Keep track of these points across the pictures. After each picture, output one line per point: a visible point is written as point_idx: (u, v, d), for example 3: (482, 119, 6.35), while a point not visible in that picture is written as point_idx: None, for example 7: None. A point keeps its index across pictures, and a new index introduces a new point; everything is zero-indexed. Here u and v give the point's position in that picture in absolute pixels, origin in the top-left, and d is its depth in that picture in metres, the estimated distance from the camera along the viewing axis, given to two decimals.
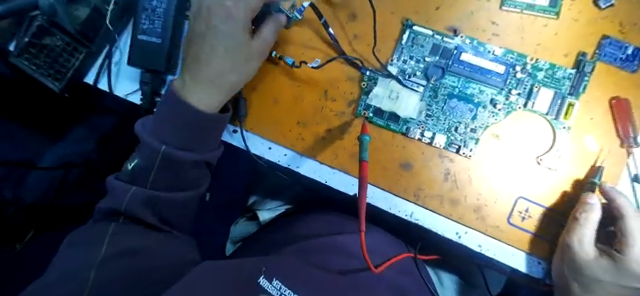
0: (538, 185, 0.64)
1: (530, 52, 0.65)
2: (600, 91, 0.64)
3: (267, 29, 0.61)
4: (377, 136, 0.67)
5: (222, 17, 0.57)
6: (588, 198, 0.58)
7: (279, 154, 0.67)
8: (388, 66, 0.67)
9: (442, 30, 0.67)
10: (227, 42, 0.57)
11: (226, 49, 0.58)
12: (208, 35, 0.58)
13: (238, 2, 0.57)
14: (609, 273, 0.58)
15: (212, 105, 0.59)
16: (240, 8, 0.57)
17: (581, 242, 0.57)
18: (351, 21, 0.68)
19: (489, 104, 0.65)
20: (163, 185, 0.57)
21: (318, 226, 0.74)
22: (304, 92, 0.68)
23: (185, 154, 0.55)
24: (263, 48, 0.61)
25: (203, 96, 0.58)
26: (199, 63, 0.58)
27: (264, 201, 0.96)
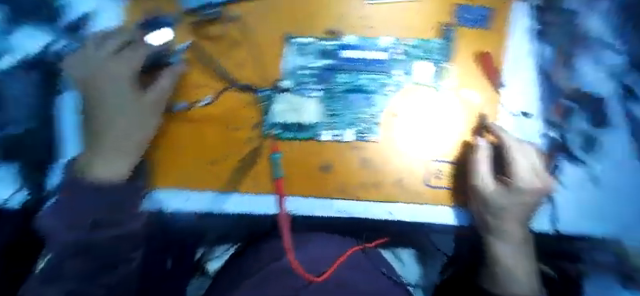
0: (442, 145, 0.71)
1: (403, 33, 0.70)
2: (470, 50, 0.71)
3: (164, 79, 0.63)
4: (290, 150, 0.68)
5: (113, 83, 0.62)
6: (475, 141, 0.69)
7: (201, 199, 0.67)
8: (281, 81, 0.67)
9: (321, 33, 0.68)
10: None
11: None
12: (102, 103, 0.59)
13: (124, 66, 0.61)
14: (510, 197, 0.66)
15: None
16: (125, 70, 0.60)
17: (481, 178, 0.66)
18: (232, 49, 0.67)
19: (382, 89, 0.69)
20: (87, 268, 0.54)
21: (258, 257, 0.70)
22: (205, 131, 0.65)
23: (102, 231, 0.53)
24: (160, 99, 0.62)
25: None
26: (103, 127, 0.63)
27: (213, 249, 0.81)
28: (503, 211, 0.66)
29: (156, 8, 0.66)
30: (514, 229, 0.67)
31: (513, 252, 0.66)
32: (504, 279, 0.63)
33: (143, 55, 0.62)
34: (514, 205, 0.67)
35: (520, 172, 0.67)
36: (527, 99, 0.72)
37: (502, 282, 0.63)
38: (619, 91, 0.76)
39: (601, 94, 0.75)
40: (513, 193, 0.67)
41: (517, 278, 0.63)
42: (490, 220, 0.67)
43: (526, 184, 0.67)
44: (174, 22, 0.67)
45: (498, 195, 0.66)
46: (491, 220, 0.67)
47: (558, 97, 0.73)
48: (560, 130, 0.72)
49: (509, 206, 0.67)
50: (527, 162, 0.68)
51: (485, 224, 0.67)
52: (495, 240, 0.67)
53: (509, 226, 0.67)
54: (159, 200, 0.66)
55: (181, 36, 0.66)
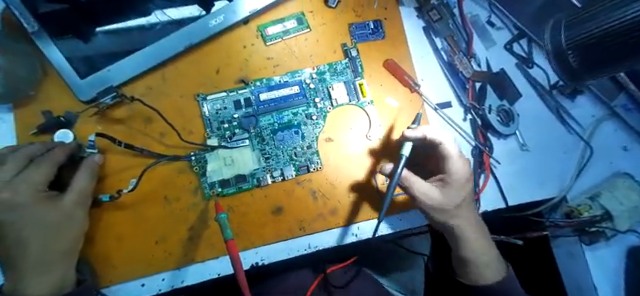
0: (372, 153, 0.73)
1: (309, 63, 0.74)
2: (374, 63, 0.76)
3: (78, 177, 0.57)
4: (236, 204, 0.67)
5: (11, 206, 0.51)
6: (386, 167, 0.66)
7: (157, 282, 0.62)
8: (207, 140, 0.68)
9: (233, 85, 0.71)
10: (33, 223, 0.52)
11: (34, 231, 0.52)
12: (6, 230, 0.51)
13: (21, 186, 0.51)
14: (458, 192, 0.65)
15: (63, 287, 0.53)
16: (25, 190, 0.52)
17: (424, 191, 0.63)
18: (149, 123, 0.68)
19: (307, 120, 0.72)
20: None
21: None
22: (146, 211, 0.64)
23: None
24: (80, 201, 0.56)
25: (42, 286, 0.51)
26: (16, 255, 0.51)
27: None
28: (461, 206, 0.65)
29: (61, 107, 0.66)
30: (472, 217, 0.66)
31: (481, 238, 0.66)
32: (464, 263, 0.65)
33: (43, 163, 0.54)
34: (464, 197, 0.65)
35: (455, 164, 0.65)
36: (441, 91, 0.77)
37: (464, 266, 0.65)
38: (518, 60, 0.80)
39: (502, 68, 0.79)
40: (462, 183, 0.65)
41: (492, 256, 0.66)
42: (452, 221, 0.65)
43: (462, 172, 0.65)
44: (79, 116, 0.65)
45: (451, 195, 0.64)
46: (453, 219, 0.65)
47: (465, 84, 0.76)
48: (478, 113, 0.75)
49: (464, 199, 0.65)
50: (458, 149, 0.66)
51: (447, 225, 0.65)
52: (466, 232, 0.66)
53: (467, 216, 0.66)
54: None
55: (91, 126, 0.66)
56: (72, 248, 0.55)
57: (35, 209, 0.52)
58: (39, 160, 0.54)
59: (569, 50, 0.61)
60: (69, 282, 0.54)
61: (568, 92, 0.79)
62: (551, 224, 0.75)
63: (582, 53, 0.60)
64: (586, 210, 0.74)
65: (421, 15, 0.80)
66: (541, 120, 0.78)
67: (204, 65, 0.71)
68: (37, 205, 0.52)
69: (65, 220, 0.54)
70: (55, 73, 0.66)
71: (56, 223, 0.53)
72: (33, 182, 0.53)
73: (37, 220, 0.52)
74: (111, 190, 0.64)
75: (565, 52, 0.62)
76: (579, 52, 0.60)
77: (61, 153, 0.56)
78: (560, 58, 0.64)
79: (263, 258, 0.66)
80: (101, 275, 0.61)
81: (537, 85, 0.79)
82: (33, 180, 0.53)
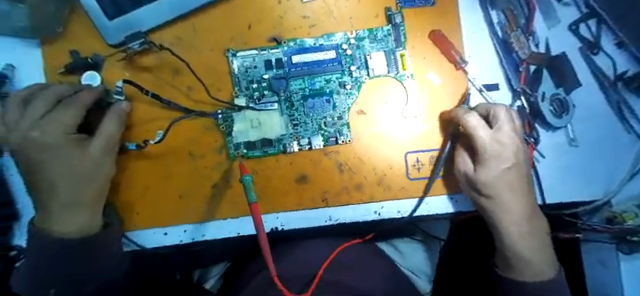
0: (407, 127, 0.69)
1: (348, 26, 0.69)
2: (419, 32, 0.70)
3: (106, 122, 0.56)
4: (260, 167, 0.66)
5: (40, 147, 0.51)
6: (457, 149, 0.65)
7: (178, 233, 0.63)
8: (235, 99, 0.66)
9: (266, 44, 0.67)
10: (62, 165, 0.52)
11: (63, 172, 0.52)
12: (38, 170, 0.52)
13: (50, 127, 0.51)
14: (490, 174, 0.58)
15: (92, 228, 0.55)
16: (55, 131, 0.51)
17: (464, 163, 0.63)
18: (176, 76, 0.65)
19: (340, 88, 0.68)
20: None
21: (254, 263, 0.69)
22: (171, 165, 0.64)
23: None
24: (107, 146, 0.55)
25: (72, 226, 0.53)
26: (46, 194, 0.52)
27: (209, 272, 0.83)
28: (493, 188, 0.58)
29: (89, 49, 0.64)
30: (514, 203, 0.59)
31: (521, 229, 0.58)
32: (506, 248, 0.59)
33: (71, 105, 0.53)
34: (500, 179, 0.58)
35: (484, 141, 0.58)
36: (489, 71, 0.70)
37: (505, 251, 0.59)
38: (583, 44, 0.71)
39: (563, 52, 0.71)
40: (496, 163, 0.58)
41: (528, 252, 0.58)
42: (484, 202, 0.60)
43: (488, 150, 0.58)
44: (106, 59, 0.64)
45: (479, 175, 0.59)
46: (483, 201, 0.60)
47: (519, 66, 0.69)
48: (528, 99, 0.68)
49: (499, 182, 0.58)
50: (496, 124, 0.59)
51: (481, 206, 0.61)
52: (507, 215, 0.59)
53: (507, 202, 0.59)
54: (135, 242, 0.63)
55: (117, 72, 0.64)
56: (100, 192, 0.55)
57: (64, 151, 0.52)
58: (66, 103, 0.53)
59: None
60: (97, 224, 0.55)
61: (634, 87, 0.69)
62: (588, 227, 0.69)
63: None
64: (631, 218, 0.67)
65: None
66: (597, 115, 0.70)
67: (237, 20, 0.67)
68: (69, 149, 0.52)
69: (97, 168, 0.54)
70: (84, 14, 0.64)
71: (88, 170, 0.53)
72: (63, 124, 0.52)
73: (66, 163, 0.52)
74: (137, 140, 0.64)
75: None
76: None
77: (88, 96, 0.55)
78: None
79: (282, 224, 0.66)
80: (127, 219, 0.63)
81: (600, 75, 0.71)
82: (62, 123, 0.52)
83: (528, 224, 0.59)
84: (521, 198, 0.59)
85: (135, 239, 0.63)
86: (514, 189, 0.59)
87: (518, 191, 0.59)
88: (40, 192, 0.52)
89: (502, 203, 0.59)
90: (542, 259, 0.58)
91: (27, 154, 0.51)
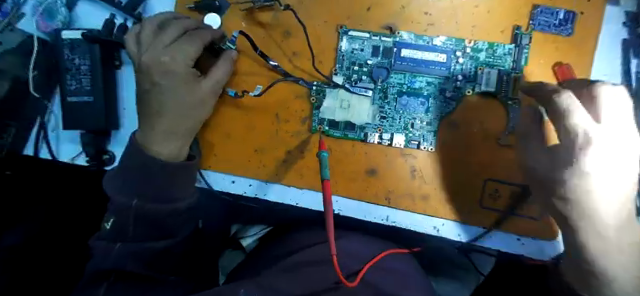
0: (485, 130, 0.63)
1: (468, 34, 0.65)
2: (542, 59, 0.64)
3: (218, 67, 0.60)
4: (336, 148, 0.66)
5: (163, 72, 0.56)
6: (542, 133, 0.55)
7: (244, 185, 0.66)
8: (333, 76, 0.66)
9: (379, 30, 0.66)
10: (174, 93, 0.57)
11: (173, 99, 0.57)
12: (154, 90, 0.57)
13: (177, 54, 0.55)
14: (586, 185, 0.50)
15: (177, 156, 0.59)
16: (179, 60, 0.56)
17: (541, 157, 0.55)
18: (285, 39, 0.67)
19: (439, 95, 0.65)
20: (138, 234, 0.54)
21: (300, 235, 0.70)
22: (256, 120, 0.66)
23: (152, 204, 0.54)
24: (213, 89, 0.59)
25: (165, 148, 0.58)
26: (153, 113, 0.57)
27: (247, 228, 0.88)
28: (584, 190, 0.50)
29: None
30: (607, 208, 0.50)
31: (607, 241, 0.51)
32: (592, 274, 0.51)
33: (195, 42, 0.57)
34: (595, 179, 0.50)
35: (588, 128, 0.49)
36: None
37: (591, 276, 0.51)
38: None
39: None
40: (593, 162, 0.49)
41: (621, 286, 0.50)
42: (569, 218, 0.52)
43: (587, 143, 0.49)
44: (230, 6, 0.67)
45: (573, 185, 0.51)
46: (560, 206, 0.53)
47: None
48: None
49: (598, 179, 0.50)
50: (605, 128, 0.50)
51: (559, 213, 0.54)
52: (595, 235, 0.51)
53: (595, 204, 0.50)
54: (206, 180, 0.67)
55: (235, 20, 0.67)
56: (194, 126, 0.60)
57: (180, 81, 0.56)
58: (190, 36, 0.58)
59: None
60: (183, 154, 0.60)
61: None
62: None
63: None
64: None
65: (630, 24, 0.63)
66: None
67: None
68: (184, 81, 0.57)
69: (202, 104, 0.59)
70: None
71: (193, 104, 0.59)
72: (185, 55, 0.56)
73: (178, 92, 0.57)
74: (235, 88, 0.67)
75: None
76: None
77: (208, 36, 0.59)
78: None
79: (339, 208, 0.66)
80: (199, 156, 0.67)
81: None
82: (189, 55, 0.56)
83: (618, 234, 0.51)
84: (615, 200, 0.51)
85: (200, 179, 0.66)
86: (610, 193, 0.50)
87: (614, 190, 0.51)
88: (147, 109, 0.58)
89: (594, 209, 0.51)
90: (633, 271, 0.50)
91: (151, 73, 0.56)
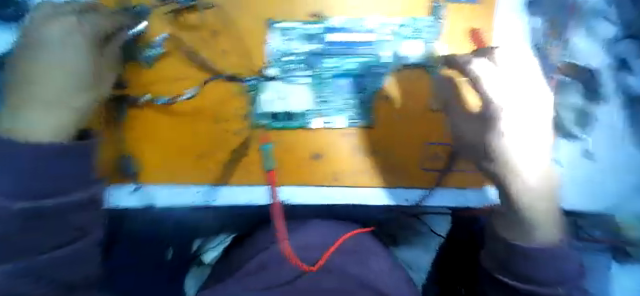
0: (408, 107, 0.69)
1: (393, 11, 0.66)
2: (463, 26, 0.67)
3: (110, 48, 0.55)
4: (279, 139, 0.67)
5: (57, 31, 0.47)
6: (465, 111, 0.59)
7: (191, 194, 0.65)
8: (267, 69, 0.65)
9: (307, 16, 0.65)
10: (61, 60, 0.46)
11: (59, 66, 0.46)
12: (35, 55, 0.46)
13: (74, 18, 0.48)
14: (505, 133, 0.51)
15: (60, 134, 0.45)
16: (79, 23, 0.48)
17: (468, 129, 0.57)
18: (211, 37, 0.64)
19: (372, 73, 0.67)
20: None
21: (261, 235, 0.69)
22: (193, 125, 0.64)
23: None
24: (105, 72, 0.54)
25: (44, 125, 0.44)
26: (26, 83, 0.46)
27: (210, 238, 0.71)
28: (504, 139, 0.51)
29: None
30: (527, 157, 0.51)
31: (529, 190, 0.50)
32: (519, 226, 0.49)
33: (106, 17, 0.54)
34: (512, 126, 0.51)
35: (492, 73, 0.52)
36: None
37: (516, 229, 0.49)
38: (617, 62, 0.70)
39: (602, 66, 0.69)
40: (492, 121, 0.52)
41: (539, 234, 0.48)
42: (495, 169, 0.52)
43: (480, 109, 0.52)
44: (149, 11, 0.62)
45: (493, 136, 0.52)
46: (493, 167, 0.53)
47: (553, 74, 0.68)
48: (555, 106, 0.68)
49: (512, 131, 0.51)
50: None
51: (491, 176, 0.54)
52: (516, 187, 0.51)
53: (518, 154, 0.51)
54: (148, 194, 0.64)
55: (157, 24, 0.62)
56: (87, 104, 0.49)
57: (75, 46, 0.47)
58: (112, 42, 0.55)
59: None
60: (65, 134, 0.45)
61: None
62: (589, 236, 0.71)
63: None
64: (632, 229, 0.71)
65: None
66: (618, 134, 0.70)
67: None
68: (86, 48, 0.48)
69: (90, 106, 0.50)
70: None
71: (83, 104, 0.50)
72: (91, 24, 0.50)
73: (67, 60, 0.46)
74: (167, 94, 0.64)
75: None
76: None
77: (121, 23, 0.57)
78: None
79: (294, 197, 0.68)
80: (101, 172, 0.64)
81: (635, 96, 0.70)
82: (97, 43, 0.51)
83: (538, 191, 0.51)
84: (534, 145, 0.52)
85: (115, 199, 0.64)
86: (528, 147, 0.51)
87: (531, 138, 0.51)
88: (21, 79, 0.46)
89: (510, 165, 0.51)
90: (546, 227, 0.49)
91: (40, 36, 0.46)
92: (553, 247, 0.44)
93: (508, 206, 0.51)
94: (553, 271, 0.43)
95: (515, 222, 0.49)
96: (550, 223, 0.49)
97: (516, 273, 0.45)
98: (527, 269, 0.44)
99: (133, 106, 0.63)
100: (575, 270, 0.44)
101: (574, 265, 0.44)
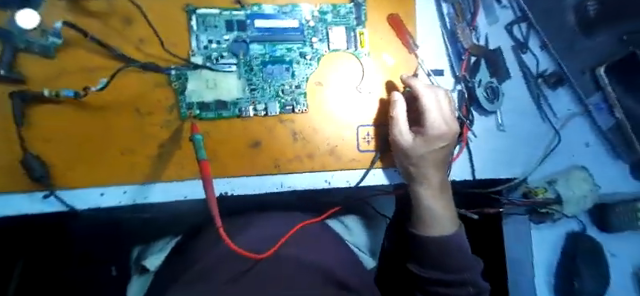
0: (352, 104, 0.72)
1: (312, 0, 0.70)
2: (381, 13, 0.73)
3: None
4: (212, 130, 0.64)
5: None
6: (393, 97, 0.68)
7: (117, 194, 0.58)
8: (191, 57, 0.63)
9: (228, 4, 0.66)
10: None
11: None
12: None
13: None
14: (426, 147, 0.64)
15: None
16: None
17: (400, 133, 0.66)
18: (128, 26, 0.61)
19: (300, 58, 0.69)
20: None
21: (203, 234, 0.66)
22: (114, 118, 0.59)
23: None
24: None
25: None
26: None
27: (149, 248, 0.71)
28: (423, 161, 0.65)
29: None
30: (438, 173, 0.66)
31: (436, 197, 0.66)
32: (428, 220, 0.64)
33: None
34: (431, 150, 0.65)
35: (424, 98, 0.66)
36: (437, 59, 0.77)
37: (425, 222, 0.65)
38: (514, 43, 0.81)
39: (499, 47, 0.80)
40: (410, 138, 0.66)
41: (446, 229, 0.64)
42: (414, 172, 0.66)
43: (403, 134, 0.66)
44: None
45: (415, 147, 0.65)
46: (413, 170, 0.66)
47: (462, 55, 0.76)
48: (467, 85, 0.76)
49: (426, 149, 0.64)
50: (440, 113, 0.66)
51: (409, 177, 0.67)
52: (424, 188, 0.66)
53: (432, 171, 0.66)
54: (63, 200, 0.56)
55: (60, 13, 0.58)
56: None
57: None
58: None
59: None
60: None
61: (552, 82, 0.82)
62: (508, 201, 0.81)
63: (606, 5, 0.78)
64: (542, 192, 0.80)
65: None
66: (520, 107, 0.81)
67: None
68: None
69: None
70: None
71: None
72: None
73: None
74: (76, 88, 0.57)
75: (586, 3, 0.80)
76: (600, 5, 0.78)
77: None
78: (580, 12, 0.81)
79: (233, 189, 0.65)
80: None
81: (527, 72, 0.81)
82: None
83: (441, 197, 0.67)
84: (443, 158, 0.66)
85: (12, 206, 0.54)
86: (438, 164, 0.66)
87: (440, 154, 0.66)
88: None
89: (425, 173, 0.66)
90: (451, 225, 0.65)
91: None
92: (458, 244, 0.63)
93: (420, 209, 0.66)
94: (461, 262, 0.61)
95: (428, 222, 0.65)
96: (454, 222, 0.66)
97: (436, 267, 0.61)
98: (438, 258, 0.61)
99: (37, 105, 0.55)
100: (472, 258, 0.64)
101: (470, 253, 0.64)
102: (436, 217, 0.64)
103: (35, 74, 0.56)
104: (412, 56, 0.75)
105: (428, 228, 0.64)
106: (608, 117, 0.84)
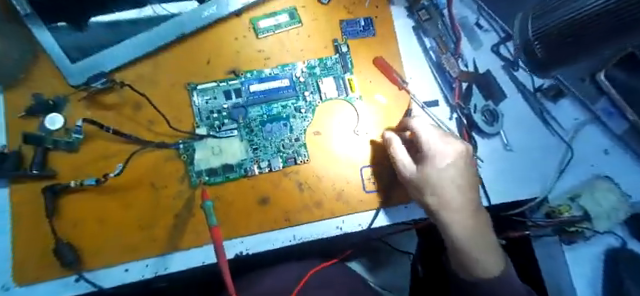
0: (350, 146, 0.74)
1: (300, 58, 0.75)
2: (367, 58, 0.78)
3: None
4: (221, 193, 0.68)
5: None
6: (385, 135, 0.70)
7: (140, 268, 0.62)
8: (196, 129, 0.69)
9: (224, 76, 0.72)
10: None
11: None
12: None
13: None
14: (441, 178, 0.62)
15: None
16: None
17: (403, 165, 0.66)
18: (138, 111, 0.68)
19: (296, 113, 0.73)
20: None
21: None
22: (132, 196, 0.64)
23: None
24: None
25: None
26: None
27: None
28: (442, 192, 0.61)
29: (49, 91, 0.65)
30: (466, 205, 0.61)
31: (471, 231, 0.60)
32: (469, 260, 0.59)
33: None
34: (445, 180, 0.62)
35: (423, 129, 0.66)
36: (429, 90, 0.79)
37: (466, 263, 0.59)
38: (504, 63, 0.82)
39: (489, 69, 0.81)
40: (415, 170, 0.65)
41: (491, 265, 0.59)
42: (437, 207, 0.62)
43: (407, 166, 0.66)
44: (66, 100, 0.66)
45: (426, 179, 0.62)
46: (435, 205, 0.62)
47: (453, 83, 0.78)
48: (463, 112, 0.77)
49: (441, 179, 0.62)
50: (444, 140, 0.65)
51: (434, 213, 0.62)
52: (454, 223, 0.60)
53: (457, 203, 0.61)
54: (92, 280, 0.60)
55: (80, 112, 0.66)
56: None
57: None
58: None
59: (535, 41, 0.69)
60: None
61: (551, 94, 0.82)
62: (533, 223, 0.77)
63: (547, 42, 0.67)
64: (566, 210, 0.77)
65: (414, 17, 0.82)
66: (523, 123, 0.80)
67: (195, 56, 0.72)
68: None
69: None
70: (45, 59, 0.66)
71: None
72: None
73: None
74: (97, 174, 0.64)
75: (532, 43, 0.70)
76: (544, 44, 0.67)
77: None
78: (528, 48, 0.72)
79: (247, 248, 0.67)
80: (18, 271, 0.59)
81: (524, 89, 0.81)
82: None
83: (477, 231, 0.61)
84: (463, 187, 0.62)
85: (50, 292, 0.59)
86: (460, 194, 0.62)
87: (459, 182, 0.62)
88: None
89: (450, 206, 0.61)
90: (497, 264, 0.59)
91: None
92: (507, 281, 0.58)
93: (458, 249, 0.60)
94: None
95: (469, 262, 0.59)
96: (500, 260, 0.60)
97: None
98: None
99: (65, 196, 0.62)
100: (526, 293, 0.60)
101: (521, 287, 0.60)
102: (476, 256, 0.59)
103: (61, 167, 0.63)
104: (404, 92, 0.77)
105: (471, 269, 0.59)
106: (620, 120, 0.81)
